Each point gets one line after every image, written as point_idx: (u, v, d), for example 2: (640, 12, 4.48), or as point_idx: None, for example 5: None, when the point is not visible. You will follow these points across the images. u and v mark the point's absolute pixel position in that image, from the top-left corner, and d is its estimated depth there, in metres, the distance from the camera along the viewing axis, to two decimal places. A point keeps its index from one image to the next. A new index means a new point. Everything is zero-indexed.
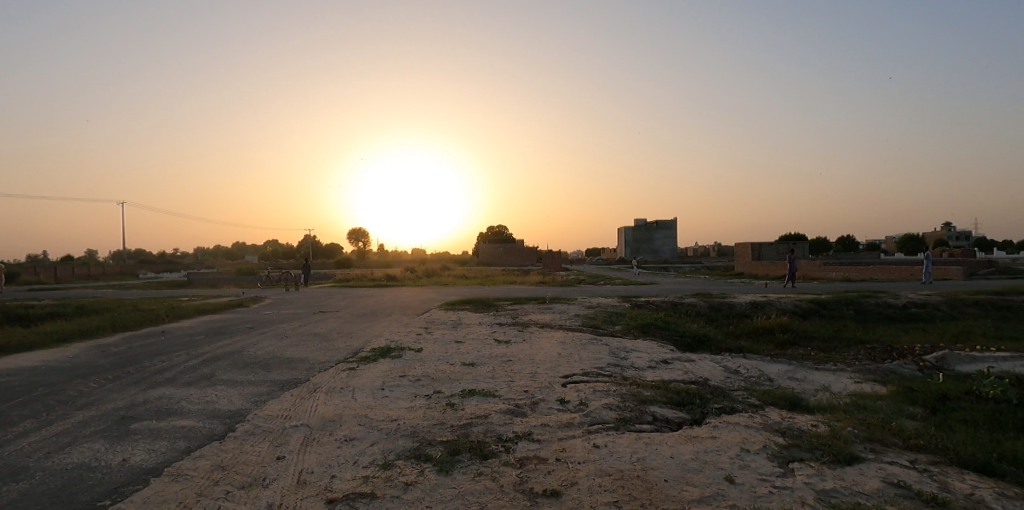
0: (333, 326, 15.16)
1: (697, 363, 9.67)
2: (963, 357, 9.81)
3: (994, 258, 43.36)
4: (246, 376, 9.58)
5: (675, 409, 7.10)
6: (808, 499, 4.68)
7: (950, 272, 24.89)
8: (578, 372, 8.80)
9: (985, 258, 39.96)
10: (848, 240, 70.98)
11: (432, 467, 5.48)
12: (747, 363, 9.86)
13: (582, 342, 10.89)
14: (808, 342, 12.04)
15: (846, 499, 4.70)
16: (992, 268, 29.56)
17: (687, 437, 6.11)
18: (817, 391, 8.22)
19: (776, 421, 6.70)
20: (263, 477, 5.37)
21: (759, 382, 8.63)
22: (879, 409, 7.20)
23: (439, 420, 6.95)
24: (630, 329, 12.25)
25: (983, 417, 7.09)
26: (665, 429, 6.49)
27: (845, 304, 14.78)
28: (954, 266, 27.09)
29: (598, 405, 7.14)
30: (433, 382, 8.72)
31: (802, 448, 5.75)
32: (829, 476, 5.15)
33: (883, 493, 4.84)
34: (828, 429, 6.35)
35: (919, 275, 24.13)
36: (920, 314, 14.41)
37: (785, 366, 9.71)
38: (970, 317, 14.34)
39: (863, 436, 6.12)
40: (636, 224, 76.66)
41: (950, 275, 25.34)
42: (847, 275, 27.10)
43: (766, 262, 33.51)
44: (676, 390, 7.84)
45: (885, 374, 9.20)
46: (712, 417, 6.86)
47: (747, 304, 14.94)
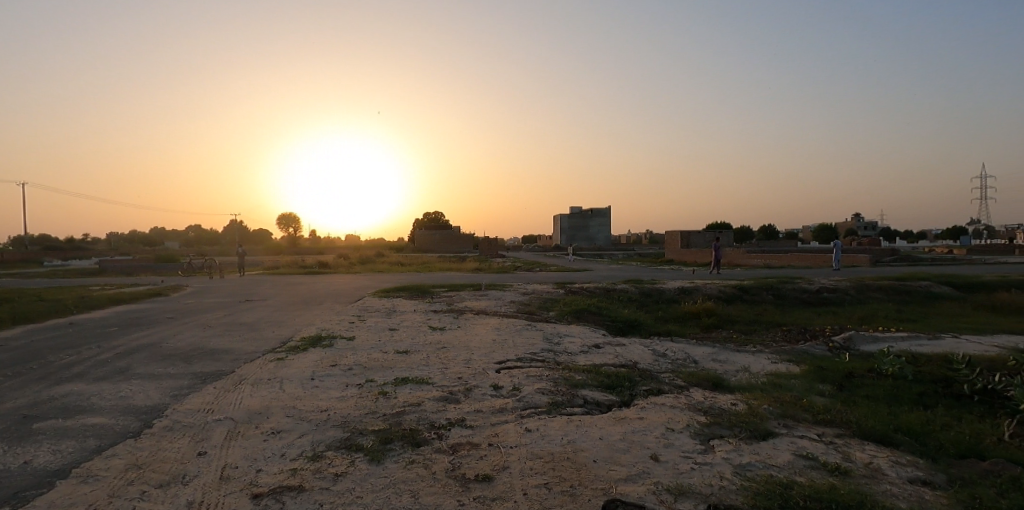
0: (261, 315, 14.53)
1: (627, 347, 9.96)
2: (866, 337, 10.63)
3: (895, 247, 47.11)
4: (166, 369, 9.04)
5: (605, 392, 7.28)
6: (726, 474, 4.93)
7: (858, 259, 26.86)
8: (513, 357, 8.87)
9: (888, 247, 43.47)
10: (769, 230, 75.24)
11: (364, 457, 5.36)
12: (674, 346, 10.25)
13: (517, 328, 10.98)
14: (730, 324, 12.65)
15: (760, 472, 4.99)
16: (894, 255, 32.14)
17: (615, 419, 6.28)
18: (738, 371, 8.64)
19: (699, 401, 7.00)
20: (183, 474, 5.09)
21: (685, 364, 8.99)
22: (793, 387, 7.66)
23: (371, 409, 6.81)
24: (564, 315, 12.45)
25: (883, 392, 7.69)
26: (595, 411, 6.65)
27: (765, 290, 15.64)
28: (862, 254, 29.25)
29: (531, 390, 7.22)
30: (366, 371, 8.53)
31: (722, 425, 6.05)
32: (745, 451, 5.44)
33: (794, 465, 5.17)
34: (746, 406, 6.71)
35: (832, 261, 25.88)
36: (831, 298, 15.44)
37: (709, 348, 10.17)
38: (874, 300, 15.52)
39: (777, 413, 6.51)
40: (572, 212, 78.06)
41: (857, 262, 27.37)
42: (768, 262, 28.72)
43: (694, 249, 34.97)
44: (606, 374, 8.04)
45: (799, 354, 9.80)
46: (640, 399, 7.09)
47: (676, 290, 15.52)
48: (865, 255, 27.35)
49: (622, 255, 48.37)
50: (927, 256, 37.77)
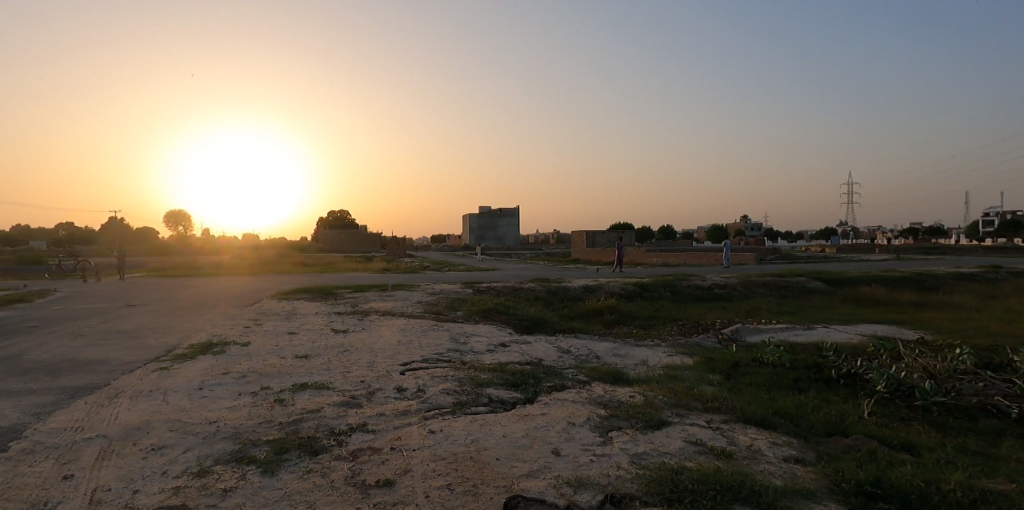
0: (142, 321, 13.32)
1: (533, 345, 10.12)
2: (751, 329, 11.50)
3: (776, 246, 51.55)
4: (25, 384, 8.03)
5: (510, 390, 7.35)
6: (623, 463, 5.12)
7: (745, 258, 29.11)
8: (418, 358, 8.72)
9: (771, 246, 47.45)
10: (667, 230, 79.75)
11: (256, 469, 5.04)
12: (578, 342, 10.55)
13: (423, 328, 10.82)
14: (631, 320, 13.23)
15: (654, 459, 5.22)
16: (775, 254, 35.17)
17: (519, 416, 6.35)
18: (636, 365, 9.04)
19: (600, 394, 7.23)
20: (43, 501, 4.52)
21: (587, 360, 9.28)
22: (686, 378, 8.12)
23: (266, 418, 6.43)
24: (472, 315, 12.45)
25: (764, 379, 8.34)
26: (499, 409, 6.68)
27: (662, 287, 16.51)
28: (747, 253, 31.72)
29: (435, 390, 7.13)
30: (261, 378, 8.05)
31: (620, 417, 6.29)
32: (641, 441, 5.68)
33: (685, 451, 5.47)
34: (643, 398, 7.02)
35: (722, 259, 27.85)
36: (721, 293, 16.57)
37: (611, 344, 10.56)
38: (757, 295, 16.85)
39: (671, 403, 6.87)
40: (482, 212, 78.48)
41: (744, 260, 29.66)
42: (665, 261, 30.40)
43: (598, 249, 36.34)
44: (511, 372, 8.12)
45: (692, 346, 10.42)
46: (544, 395, 7.21)
47: (581, 288, 16.01)
48: (751, 254, 29.70)
49: (530, 255, 49.40)
50: (802, 254, 41.71)
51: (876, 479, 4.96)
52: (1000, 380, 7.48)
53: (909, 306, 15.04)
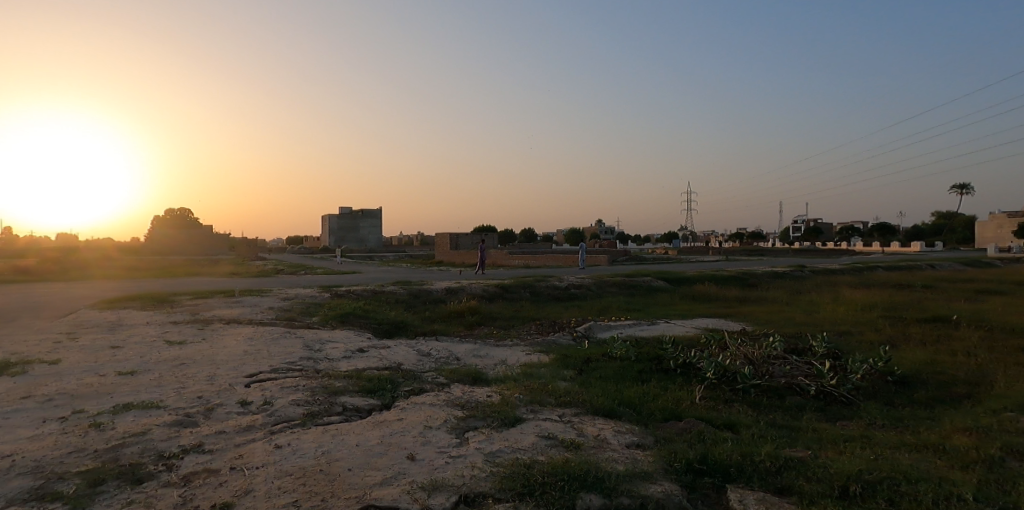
0: None
1: (393, 349, 9.94)
2: (603, 326, 12.36)
3: (626, 249, 55.96)
4: None
5: (366, 397, 7.14)
6: (478, 463, 5.22)
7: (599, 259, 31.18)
8: (266, 369, 8.15)
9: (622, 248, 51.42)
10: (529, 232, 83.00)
11: (61, 507, 4.37)
12: (439, 345, 10.56)
13: (274, 336, 10.14)
14: (492, 320, 13.51)
15: (507, 456, 5.38)
16: (626, 256, 38.12)
17: (374, 423, 6.19)
18: (495, 365, 9.26)
19: (458, 396, 7.30)
20: None
21: (448, 362, 9.32)
22: (541, 375, 8.46)
23: (77, 446, 5.60)
24: (328, 320, 11.91)
25: (612, 372, 8.94)
26: (354, 417, 6.47)
27: (522, 288, 17.10)
28: (601, 255, 34.02)
29: (284, 402, 6.71)
30: (73, 400, 6.99)
31: (476, 417, 6.40)
32: (496, 439, 5.83)
33: (537, 446, 5.69)
34: (499, 397, 7.20)
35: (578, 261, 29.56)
36: (576, 293, 17.55)
37: (471, 345, 10.71)
38: (608, 293, 18.11)
39: (526, 400, 7.11)
40: (343, 213, 75.56)
41: (598, 262, 31.74)
42: (527, 263, 31.54)
43: (462, 251, 36.73)
44: (368, 378, 7.89)
45: (548, 344, 10.90)
46: (402, 400, 7.11)
47: (443, 290, 16.04)
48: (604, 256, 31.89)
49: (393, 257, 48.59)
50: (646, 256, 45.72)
51: (702, 456, 5.49)
52: (803, 363, 8.54)
53: (734, 301, 17.09)
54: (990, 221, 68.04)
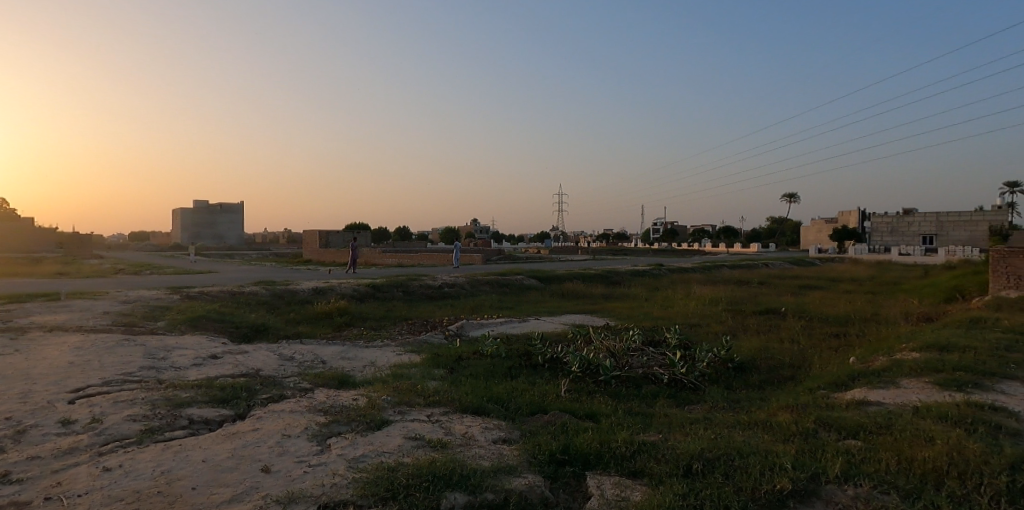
0: None
1: (251, 355, 9.28)
2: (474, 325, 12.51)
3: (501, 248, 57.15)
4: None
5: (217, 407, 6.61)
6: (339, 470, 5.03)
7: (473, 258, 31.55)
8: (96, 382, 7.22)
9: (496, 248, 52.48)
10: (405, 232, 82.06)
11: None
12: (303, 348, 10.03)
13: (108, 344, 9.01)
14: (362, 321, 13.12)
15: (370, 461, 5.20)
16: (500, 256, 38.98)
17: (225, 435, 5.75)
18: (364, 367, 9.01)
19: (321, 401, 7.00)
20: None
21: (312, 366, 8.90)
22: (411, 375, 8.31)
23: None
24: (176, 325, 10.83)
25: (482, 369, 8.67)
26: (201, 431, 5.94)
27: (395, 287, 16.82)
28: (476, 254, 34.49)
29: (117, 419, 5.99)
30: None
31: (340, 422, 6.18)
32: (360, 443, 5.64)
33: (402, 448, 5.44)
34: (366, 400, 6.99)
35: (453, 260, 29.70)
36: (450, 292, 17.59)
37: (339, 347, 10.32)
38: (481, 292, 18.39)
39: (394, 401, 6.88)
40: (199, 207, 69.14)
41: (473, 261, 32.15)
42: (401, 262, 31.08)
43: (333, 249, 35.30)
44: (221, 387, 7.30)
45: (420, 344, 10.80)
46: (258, 409, 6.67)
47: (310, 291, 15.30)
48: (479, 256, 32.37)
49: (256, 255, 45.38)
50: (519, 255, 47.10)
51: (567, 446, 4.94)
52: (658, 353, 9.01)
53: (599, 297, 18.17)
54: (811, 226, 78.94)
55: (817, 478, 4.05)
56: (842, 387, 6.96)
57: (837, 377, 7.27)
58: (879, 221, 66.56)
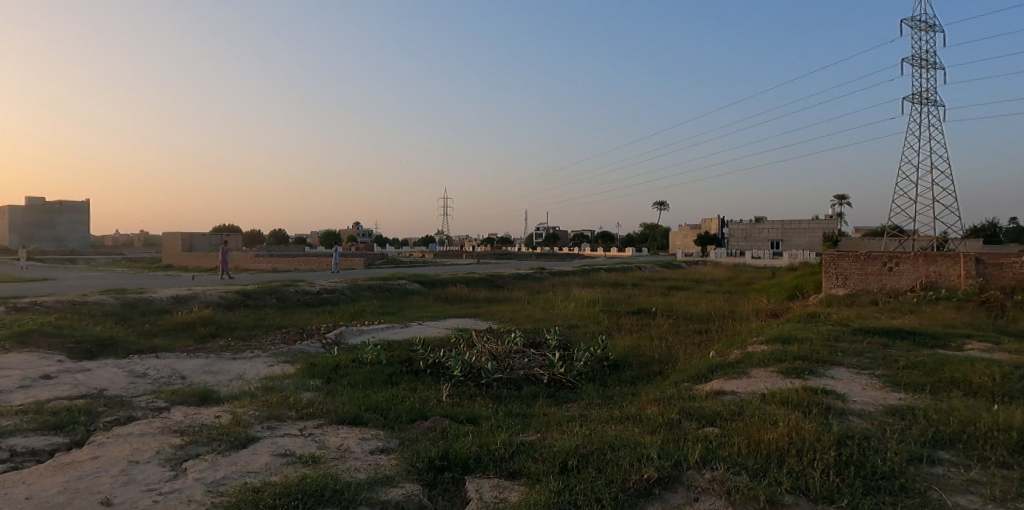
0: None
1: (93, 372, 8.19)
2: (354, 332, 12.03)
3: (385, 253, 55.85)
4: None
5: (47, 435, 5.75)
6: (196, 495, 4.56)
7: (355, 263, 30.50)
8: None
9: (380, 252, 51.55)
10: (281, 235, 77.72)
11: None
12: (158, 363, 9.05)
13: None
14: (229, 331, 12.12)
15: (232, 483, 4.77)
16: (384, 260, 38.09)
17: (57, 466, 5.01)
18: (230, 381, 8.31)
19: (178, 421, 6.34)
20: None
21: (169, 382, 8.05)
22: (284, 388, 7.78)
23: None
24: None
25: (361, 377, 8.37)
26: (26, 463, 5.13)
27: (268, 294, 15.76)
28: (358, 259, 33.37)
29: None
30: None
31: (200, 443, 5.63)
32: (222, 465, 5.17)
33: (270, 466, 5.06)
34: (231, 417, 6.43)
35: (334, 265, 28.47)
36: (329, 298, 16.82)
37: (202, 360, 9.44)
38: (363, 297, 17.79)
39: (263, 416, 6.40)
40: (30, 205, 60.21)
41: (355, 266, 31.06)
42: (276, 267, 29.24)
43: (197, 254, 32.37)
44: (53, 411, 6.37)
45: (295, 354, 10.17)
46: (100, 433, 5.90)
47: (169, 299, 13.88)
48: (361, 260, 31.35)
49: (103, 260, 40.42)
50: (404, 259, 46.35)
51: (446, 451, 4.87)
52: (538, 354, 9.24)
53: (483, 301, 18.33)
54: (678, 231, 85.78)
55: (679, 464, 4.35)
56: (702, 379, 7.59)
57: (698, 370, 7.92)
58: (735, 228, 73.93)
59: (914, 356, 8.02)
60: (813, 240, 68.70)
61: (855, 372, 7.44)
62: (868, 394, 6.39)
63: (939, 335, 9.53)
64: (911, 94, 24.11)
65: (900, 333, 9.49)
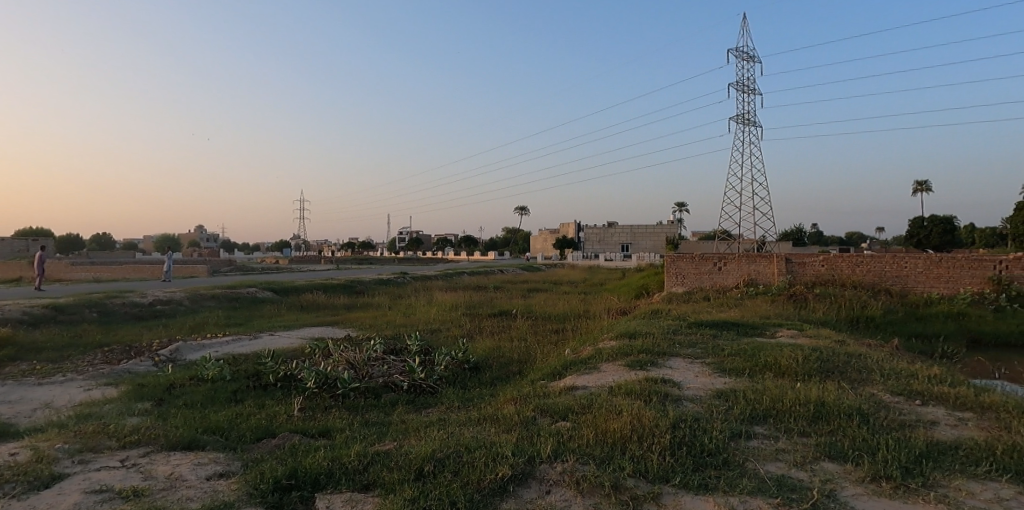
0: None
1: None
2: (192, 347, 10.86)
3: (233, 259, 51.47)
4: None
5: None
6: None
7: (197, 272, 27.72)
8: None
9: (223, 258, 47.51)
10: (105, 240, 68.32)
11: None
12: None
13: None
14: (33, 352, 10.35)
15: None
16: (231, 268, 35.03)
17: None
18: (32, 411, 7.08)
19: None
20: None
21: None
22: (103, 414, 6.79)
23: None
24: None
25: (200, 397, 7.58)
26: None
27: (86, 308, 13.73)
28: (200, 266, 30.36)
29: None
30: None
31: None
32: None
33: (81, 505, 4.37)
34: (30, 453, 5.47)
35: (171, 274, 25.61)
36: (164, 310, 15.08)
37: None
38: (206, 308, 16.20)
39: (74, 449, 5.52)
40: None
41: (196, 275, 28.18)
42: (98, 276, 25.60)
43: None
44: None
45: (119, 375, 8.95)
46: None
47: None
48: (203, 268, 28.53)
49: None
50: (255, 266, 43.03)
51: (294, 469, 4.56)
52: (399, 361, 9.05)
53: (342, 308, 17.58)
54: (541, 235, 89.31)
55: (533, 460, 4.50)
56: (557, 376, 7.95)
57: (553, 367, 8.28)
58: (592, 232, 78.79)
59: (736, 344, 9.11)
60: (658, 243, 75.42)
61: (689, 361, 8.26)
62: (699, 381, 7.13)
63: (756, 325, 10.94)
64: (736, 116, 27.40)
65: (725, 325, 10.74)
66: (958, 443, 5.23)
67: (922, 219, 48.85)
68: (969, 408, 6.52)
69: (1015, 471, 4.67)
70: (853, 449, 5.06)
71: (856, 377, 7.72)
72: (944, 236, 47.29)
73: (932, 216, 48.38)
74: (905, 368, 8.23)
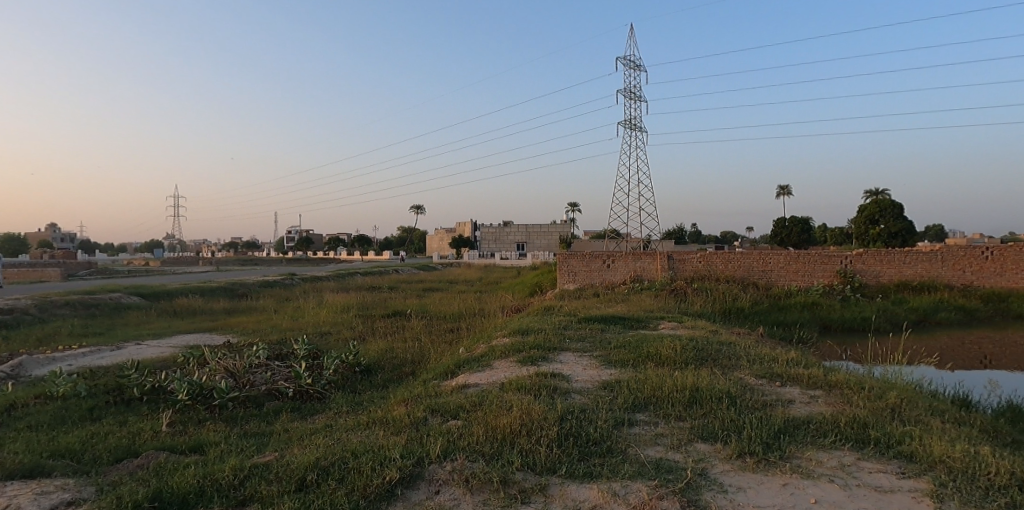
0: None
1: None
2: (39, 361, 9.60)
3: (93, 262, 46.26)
4: None
5: None
6: None
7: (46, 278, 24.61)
8: None
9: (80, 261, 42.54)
10: None
11: None
12: None
13: None
14: None
15: None
16: (90, 271, 31.45)
17: None
18: None
19: None
20: None
21: None
22: None
23: None
24: None
25: (46, 417, 6.71)
26: None
27: None
28: (50, 270, 26.94)
29: None
30: None
31: None
32: None
33: None
34: None
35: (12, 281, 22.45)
36: (4, 320, 13.20)
37: None
38: (58, 317, 14.41)
39: None
40: None
41: (45, 280, 25.01)
42: None
43: None
44: None
45: None
46: None
47: None
48: (53, 272, 25.40)
49: None
50: (119, 269, 38.90)
51: (159, 489, 4.17)
52: (283, 367, 8.61)
53: (222, 313, 16.39)
54: (439, 234, 88.66)
55: (422, 461, 4.48)
56: (450, 375, 7.96)
57: (446, 367, 8.27)
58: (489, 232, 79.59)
59: (621, 337, 9.63)
60: (554, 242, 77.70)
61: (578, 355, 8.61)
62: (586, 373, 7.45)
63: (640, 318, 11.62)
64: (624, 121, 28.86)
65: (612, 319, 11.31)
66: (809, 418, 5.89)
67: (784, 219, 54.30)
68: (818, 386, 7.38)
69: (854, 439, 5.34)
70: (722, 429, 5.54)
71: (726, 362, 8.45)
72: (801, 235, 52.98)
73: (792, 217, 54.00)
74: (767, 353, 9.14)
